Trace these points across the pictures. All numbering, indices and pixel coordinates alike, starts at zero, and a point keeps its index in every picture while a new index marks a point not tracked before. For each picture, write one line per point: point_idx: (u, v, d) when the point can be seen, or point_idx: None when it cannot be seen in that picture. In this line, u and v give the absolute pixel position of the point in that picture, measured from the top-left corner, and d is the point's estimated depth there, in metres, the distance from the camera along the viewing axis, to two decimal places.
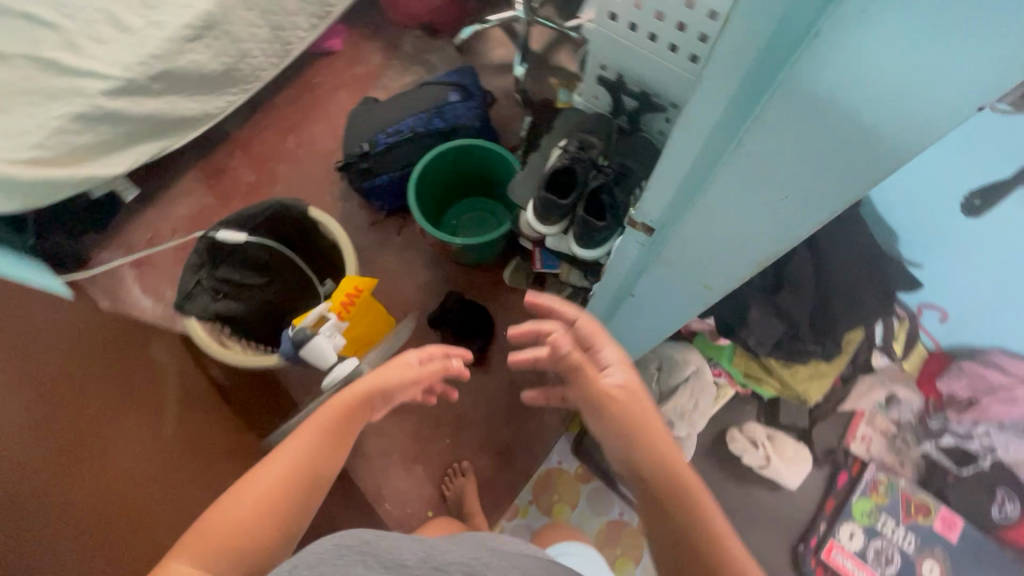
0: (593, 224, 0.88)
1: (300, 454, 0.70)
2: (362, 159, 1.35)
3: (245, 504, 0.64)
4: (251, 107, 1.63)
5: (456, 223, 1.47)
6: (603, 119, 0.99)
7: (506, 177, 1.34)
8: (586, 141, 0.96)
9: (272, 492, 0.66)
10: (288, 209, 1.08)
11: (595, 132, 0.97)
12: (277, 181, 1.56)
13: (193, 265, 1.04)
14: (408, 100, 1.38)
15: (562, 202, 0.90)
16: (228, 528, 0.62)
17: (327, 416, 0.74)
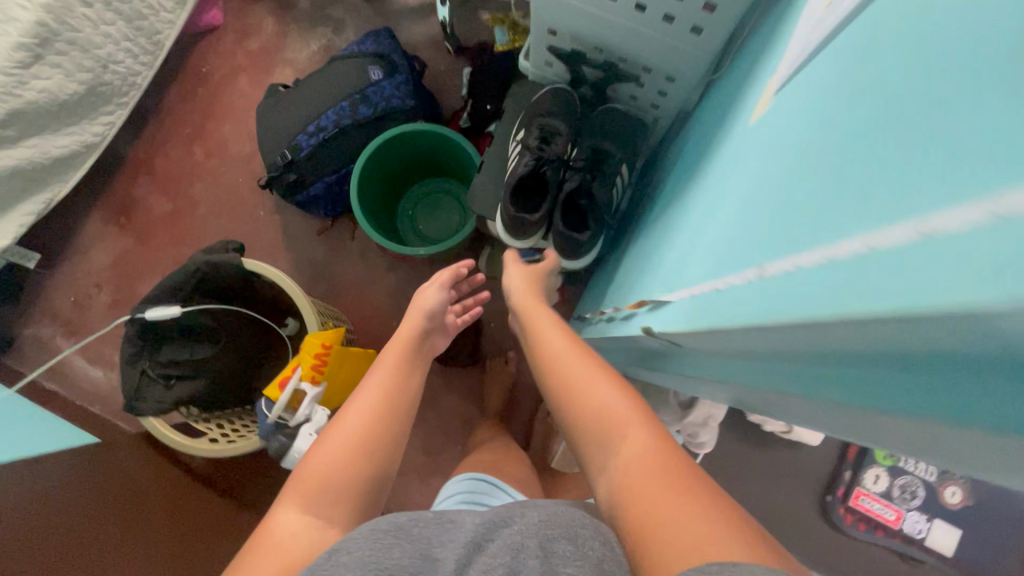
0: (575, 238, 0.76)
1: (381, 382, 0.65)
2: (288, 171, 1.15)
3: (343, 442, 0.58)
4: (140, 119, 1.37)
5: (412, 212, 1.31)
6: (563, 94, 0.83)
7: (458, 156, 1.17)
8: (550, 129, 0.80)
9: (369, 423, 0.60)
10: (218, 266, 0.92)
11: (557, 115, 0.82)
12: (198, 204, 1.34)
13: (129, 357, 0.90)
14: (322, 85, 1.16)
15: (536, 215, 0.77)
16: (335, 465, 0.56)
17: (393, 356, 0.70)
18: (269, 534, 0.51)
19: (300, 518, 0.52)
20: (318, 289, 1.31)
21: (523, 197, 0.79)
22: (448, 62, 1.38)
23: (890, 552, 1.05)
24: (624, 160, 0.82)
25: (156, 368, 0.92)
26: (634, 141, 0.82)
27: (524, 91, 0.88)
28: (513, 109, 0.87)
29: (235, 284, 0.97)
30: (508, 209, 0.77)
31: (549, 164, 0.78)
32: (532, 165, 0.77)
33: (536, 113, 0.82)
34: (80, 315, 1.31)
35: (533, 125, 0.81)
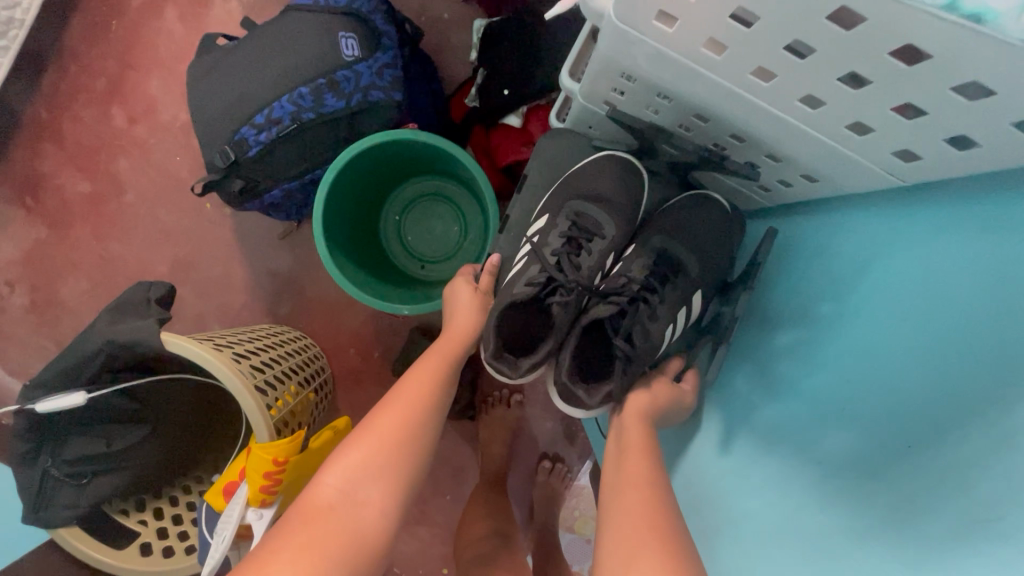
0: (577, 394, 0.57)
1: (436, 366, 0.59)
2: (230, 174, 0.84)
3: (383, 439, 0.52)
4: (39, 63, 1.02)
5: (399, 219, 1.02)
6: (621, 172, 0.66)
7: (461, 162, 0.87)
8: (579, 232, 0.64)
9: (415, 411, 0.54)
10: (125, 347, 0.68)
11: (601, 208, 0.64)
12: (125, 187, 1.04)
13: (22, 454, 0.70)
14: (272, 53, 0.82)
15: (522, 362, 0.59)
16: (381, 445, 0.51)
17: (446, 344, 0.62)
18: (314, 505, 0.48)
19: (343, 494, 0.49)
20: (282, 307, 1.06)
21: (515, 324, 0.60)
22: (453, 9, 1.00)
23: None
24: (699, 283, 0.63)
25: (61, 464, 0.72)
26: (718, 257, 0.63)
27: (562, 145, 0.69)
28: (544, 178, 0.70)
29: (156, 359, 0.72)
30: (488, 339, 0.59)
31: (561, 288, 0.61)
32: (535, 286, 0.60)
33: (571, 199, 0.65)
34: None
35: (560, 220, 0.65)
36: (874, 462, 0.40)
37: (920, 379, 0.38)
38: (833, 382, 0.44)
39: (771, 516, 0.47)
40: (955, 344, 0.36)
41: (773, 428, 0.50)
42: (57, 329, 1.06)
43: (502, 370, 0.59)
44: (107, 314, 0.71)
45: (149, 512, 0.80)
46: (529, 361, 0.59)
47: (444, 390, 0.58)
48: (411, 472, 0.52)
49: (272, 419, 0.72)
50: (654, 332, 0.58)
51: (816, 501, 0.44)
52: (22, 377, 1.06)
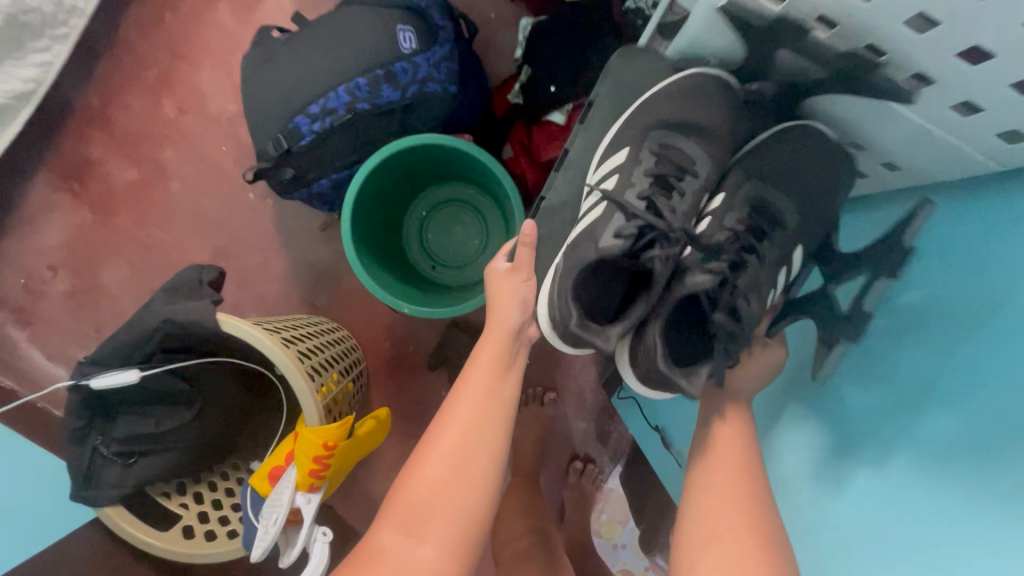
0: (679, 381, 0.57)
1: (470, 406, 0.60)
2: (282, 162, 0.85)
3: (427, 486, 0.56)
4: (92, 53, 1.04)
5: (425, 216, 1.02)
6: (710, 91, 0.66)
7: (489, 170, 0.87)
8: (670, 174, 0.66)
9: (455, 453, 0.58)
10: (184, 328, 0.68)
11: (694, 142, 0.67)
12: (170, 175, 1.06)
13: (73, 432, 0.70)
14: (329, 44, 0.83)
15: (613, 329, 0.59)
16: (425, 487, 0.56)
17: (477, 372, 0.62)
18: (370, 550, 0.54)
19: (398, 540, 0.54)
20: (319, 297, 1.07)
21: (594, 288, 0.61)
22: (500, 9, 1.02)
23: None
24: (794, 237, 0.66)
25: (110, 443, 0.72)
26: (810, 198, 0.66)
27: (640, 66, 0.69)
28: (614, 102, 0.70)
29: (210, 340, 0.72)
30: (571, 304, 0.59)
31: (658, 239, 0.62)
32: (626, 239, 0.62)
33: (656, 128, 0.67)
34: (34, 302, 1.08)
35: (643, 155, 0.67)
36: (976, 430, 0.47)
37: (953, 360, 0.50)
38: (938, 354, 0.52)
39: (879, 513, 0.53)
40: (1012, 313, 0.47)
41: (867, 411, 0.57)
42: (96, 315, 1.08)
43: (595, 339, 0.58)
44: (162, 295, 0.71)
45: (189, 496, 0.80)
46: (620, 327, 0.59)
47: (495, 416, 0.60)
48: (463, 515, 0.56)
49: (321, 403, 0.72)
50: (755, 301, 0.60)
51: (909, 484, 0.51)
52: (61, 361, 1.08)
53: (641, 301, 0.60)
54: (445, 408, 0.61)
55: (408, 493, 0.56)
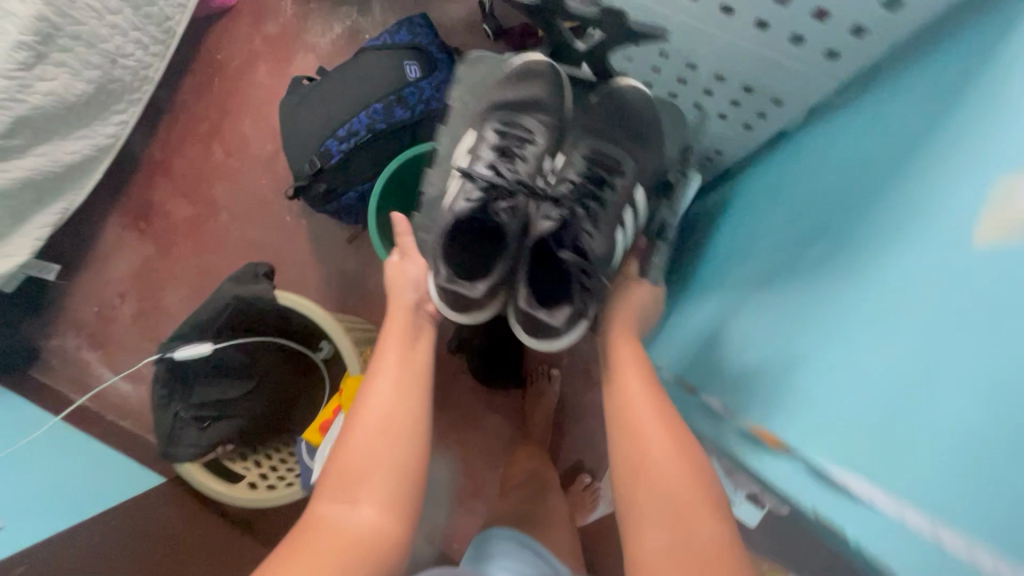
0: (541, 317, 0.65)
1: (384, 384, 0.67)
2: (317, 178, 1.04)
3: (356, 454, 0.61)
4: (155, 116, 1.27)
5: None
6: (539, 73, 0.77)
7: None
8: (511, 147, 0.75)
9: (375, 424, 0.63)
10: (250, 302, 0.84)
11: (531, 115, 0.77)
12: (220, 208, 1.25)
13: (159, 399, 0.84)
14: (351, 81, 1.04)
15: (479, 284, 0.67)
16: (355, 457, 0.61)
17: (388, 352, 0.70)
18: (311, 519, 0.57)
19: (338, 511, 0.57)
20: (349, 300, 1.23)
21: (462, 249, 0.68)
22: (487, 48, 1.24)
23: None
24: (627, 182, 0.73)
25: (187, 408, 0.86)
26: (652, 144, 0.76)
27: (479, 71, 0.88)
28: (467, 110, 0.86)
29: (269, 315, 0.88)
30: (438, 265, 0.67)
31: (503, 194, 0.68)
32: (476, 201, 0.68)
33: (494, 116, 0.78)
34: (106, 327, 1.25)
35: (488, 136, 0.76)
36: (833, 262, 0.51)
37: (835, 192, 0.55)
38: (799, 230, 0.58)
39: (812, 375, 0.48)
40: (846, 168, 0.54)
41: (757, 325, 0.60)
42: (158, 334, 1.25)
43: (461, 291, 0.66)
44: (229, 282, 0.88)
45: (251, 461, 0.93)
46: (486, 282, 0.67)
47: (411, 383, 0.68)
48: (394, 475, 0.61)
49: (361, 359, 0.86)
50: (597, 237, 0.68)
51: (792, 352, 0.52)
52: (128, 377, 1.24)
53: (500, 260, 0.68)
54: (364, 391, 0.67)
55: (339, 464, 0.61)
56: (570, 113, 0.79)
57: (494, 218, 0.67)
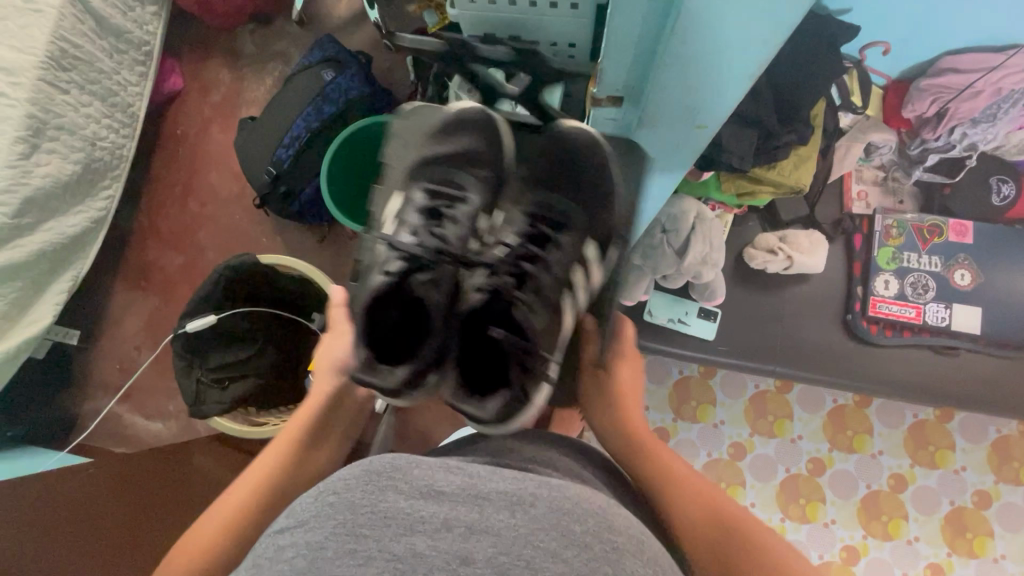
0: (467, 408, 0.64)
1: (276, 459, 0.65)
2: (277, 183, 1.24)
3: (202, 536, 0.59)
4: (137, 191, 1.49)
5: None
6: (466, 120, 0.77)
7: None
8: (441, 206, 0.75)
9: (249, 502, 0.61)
10: (237, 269, 0.99)
11: (454, 186, 0.76)
12: (206, 249, 1.44)
13: (182, 369, 0.99)
14: (285, 104, 1.25)
15: (396, 369, 0.63)
16: (200, 542, 0.58)
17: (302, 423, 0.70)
18: None
19: None
20: None
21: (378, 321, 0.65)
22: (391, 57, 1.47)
23: (923, 351, 1.00)
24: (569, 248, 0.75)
25: (206, 372, 1.00)
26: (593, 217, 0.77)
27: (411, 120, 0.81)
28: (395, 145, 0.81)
29: (259, 280, 1.04)
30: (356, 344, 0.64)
31: (426, 266, 0.69)
32: (402, 265, 0.68)
33: (423, 180, 0.76)
34: (128, 378, 1.40)
35: (412, 195, 0.76)
36: None
37: None
38: None
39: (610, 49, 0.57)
40: None
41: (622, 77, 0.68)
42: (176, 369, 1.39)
43: (373, 382, 0.62)
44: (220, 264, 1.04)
45: (272, 413, 1.07)
46: (405, 367, 0.64)
47: (290, 474, 0.65)
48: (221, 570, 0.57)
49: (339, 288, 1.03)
50: (537, 311, 0.68)
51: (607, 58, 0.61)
52: (158, 414, 1.37)
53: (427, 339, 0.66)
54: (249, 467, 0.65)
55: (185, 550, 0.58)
56: (509, 172, 0.79)
57: (412, 291, 0.68)
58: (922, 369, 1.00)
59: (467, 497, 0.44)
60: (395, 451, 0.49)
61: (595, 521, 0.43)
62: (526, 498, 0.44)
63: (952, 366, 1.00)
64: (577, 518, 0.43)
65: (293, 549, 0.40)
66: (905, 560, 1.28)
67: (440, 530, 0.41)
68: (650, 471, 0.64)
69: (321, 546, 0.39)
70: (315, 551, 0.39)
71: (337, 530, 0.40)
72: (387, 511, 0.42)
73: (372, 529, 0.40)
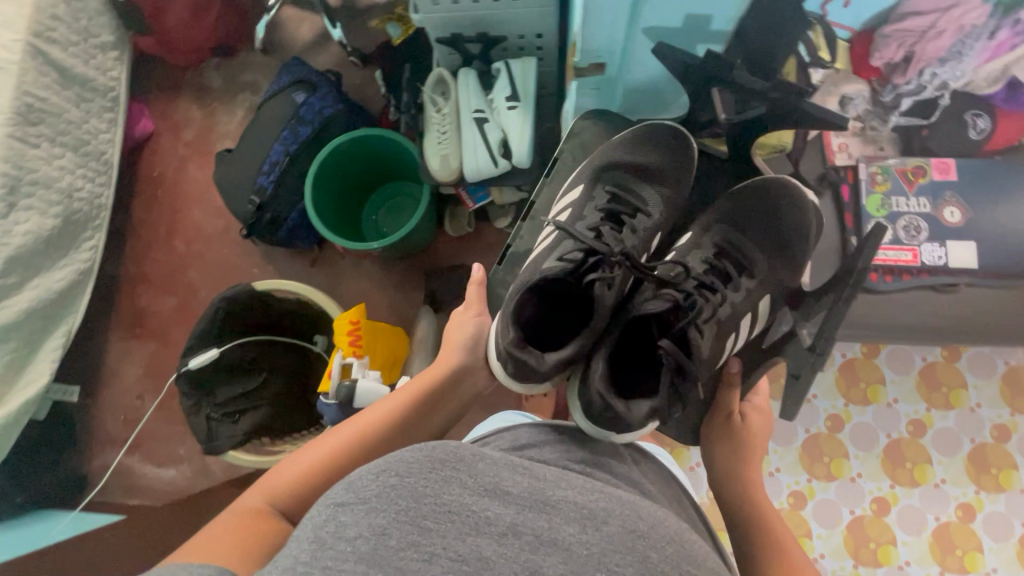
0: (611, 406, 0.75)
1: (394, 409, 0.80)
2: (262, 211, 1.23)
3: (324, 452, 0.73)
4: (120, 239, 1.47)
5: (374, 214, 1.39)
6: (668, 144, 0.96)
7: (393, 149, 1.25)
8: (623, 212, 0.96)
9: (362, 440, 0.75)
10: (235, 299, 0.98)
11: (643, 193, 0.98)
12: (198, 287, 1.43)
13: (190, 407, 0.96)
14: (260, 132, 1.24)
15: (548, 359, 0.80)
16: (318, 456, 0.72)
17: (418, 387, 0.85)
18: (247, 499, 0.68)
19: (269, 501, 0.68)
20: None
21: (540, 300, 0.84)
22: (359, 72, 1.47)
23: (926, 291, 1.01)
24: (739, 279, 0.94)
25: (215, 408, 0.98)
26: (781, 241, 0.96)
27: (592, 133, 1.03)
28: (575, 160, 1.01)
29: (257, 307, 1.03)
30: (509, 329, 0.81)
31: (601, 264, 0.85)
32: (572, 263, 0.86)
33: (608, 184, 0.98)
34: (134, 427, 1.37)
35: (596, 196, 0.97)
36: None
37: None
38: None
39: None
40: None
41: None
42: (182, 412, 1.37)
43: (529, 362, 0.79)
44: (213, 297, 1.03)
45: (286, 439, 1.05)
46: (553, 358, 0.80)
47: (402, 429, 0.80)
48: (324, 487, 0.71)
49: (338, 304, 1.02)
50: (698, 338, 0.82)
51: None
52: (169, 460, 1.35)
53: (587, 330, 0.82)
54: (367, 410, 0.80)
55: (304, 458, 0.72)
56: (712, 218, 0.98)
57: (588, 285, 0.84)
58: (929, 310, 1.00)
59: (533, 500, 0.53)
60: (464, 443, 0.58)
61: (667, 549, 0.51)
62: (597, 516, 0.52)
63: (956, 303, 1.00)
64: (651, 544, 0.51)
65: (355, 529, 0.48)
66: (935, 505, 1.29)
67: (507, 535, 0.50)
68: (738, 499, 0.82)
69: (386, 531, 0.48)
70: (380, 535, 0.48)
71: (396, 516, 0.50)
72: (451, 504, 0.51)
73: (440, 518, 0.50)
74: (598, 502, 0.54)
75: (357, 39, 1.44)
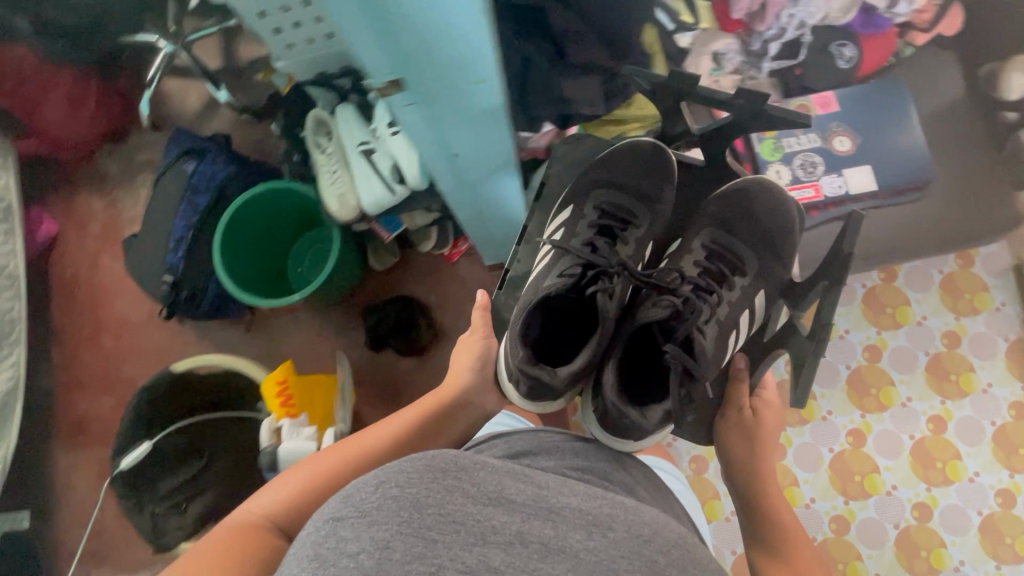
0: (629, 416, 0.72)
1: (396, 428, 0.77)
2: (178, 289, 1.19)
3: (322, 472, 0.70)
4: (45, 349, 1.41)
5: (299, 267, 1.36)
6: (650, 151, 0.89)
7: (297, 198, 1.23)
8: (615, 226, 0.90)
9: (363, 459, 0.72)
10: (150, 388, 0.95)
11: (637, 203, 0.91)
12: (136, 380, 1.37)
13: (131, 508, 0.94)
14: (159, 211, 1.21)
15: (561, 372, 0.74)
16: (316, 472, 0.69)
17: (421, 408, 0.81)
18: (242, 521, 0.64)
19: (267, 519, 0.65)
20: None
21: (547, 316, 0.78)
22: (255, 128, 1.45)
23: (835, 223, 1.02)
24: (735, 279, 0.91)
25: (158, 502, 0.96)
26: (765, 236, 0.92)
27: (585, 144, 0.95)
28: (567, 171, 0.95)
29: (181, 391, 1.00)
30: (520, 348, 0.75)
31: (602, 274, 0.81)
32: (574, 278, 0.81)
33: (601, 193, 0.92)
34: (98, 539, 1.31)
35: (590, 210, 0.91)
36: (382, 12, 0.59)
37: None
38: None
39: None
40: None
41: None
42: None
43: (544, 377, 0.73)
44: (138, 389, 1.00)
45: None
46: (567, 370, 0.74)
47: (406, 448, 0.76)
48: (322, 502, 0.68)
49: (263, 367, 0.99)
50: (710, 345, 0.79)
51: None
52: (140, 563, 1.29)
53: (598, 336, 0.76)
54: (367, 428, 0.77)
55: (298, 474, 0.69)
56: (704, 216, 0.93)
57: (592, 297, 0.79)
58: None
59: (539, 507, 0.52)
60: (464, 452, 0.56)
61: (669, 549, 0.50)
62: (601, 521, 0.51)
63: (867, 228, 1.02)
64: (657, 548, 0.50)
65: (357, 543, 0.47)
66: (907, 424, 1.30)
67: (513, 544, 0.48)
68: (760, 497, 0.81)
69: (389, 544, 0.47)
70: (381, 548, 0.47)
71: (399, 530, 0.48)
72: (454, 513, 0.50)
73: (440, 526, 0.49)
74: (606, 506, 0.53)
75: (245, 97, 1.42)
